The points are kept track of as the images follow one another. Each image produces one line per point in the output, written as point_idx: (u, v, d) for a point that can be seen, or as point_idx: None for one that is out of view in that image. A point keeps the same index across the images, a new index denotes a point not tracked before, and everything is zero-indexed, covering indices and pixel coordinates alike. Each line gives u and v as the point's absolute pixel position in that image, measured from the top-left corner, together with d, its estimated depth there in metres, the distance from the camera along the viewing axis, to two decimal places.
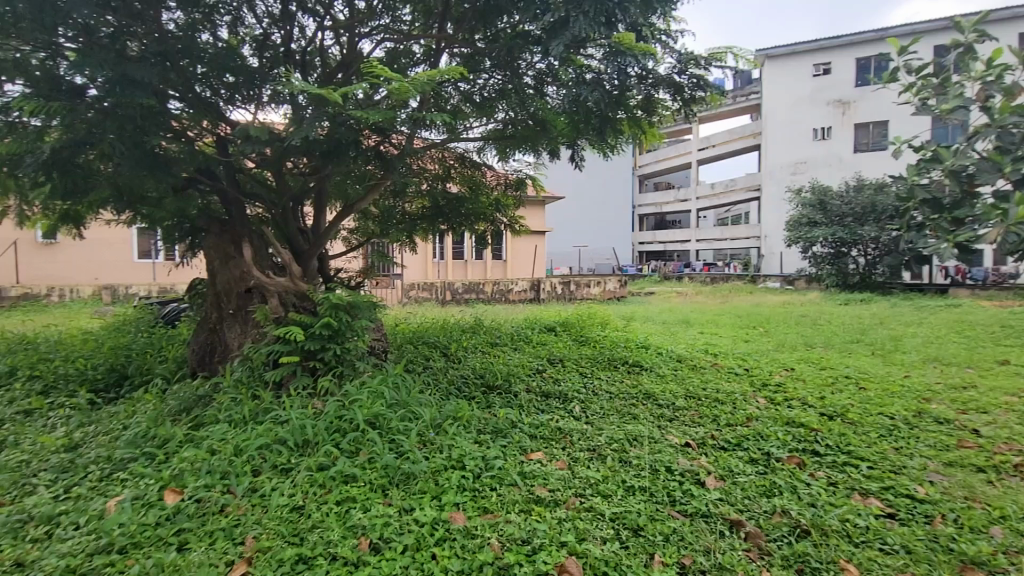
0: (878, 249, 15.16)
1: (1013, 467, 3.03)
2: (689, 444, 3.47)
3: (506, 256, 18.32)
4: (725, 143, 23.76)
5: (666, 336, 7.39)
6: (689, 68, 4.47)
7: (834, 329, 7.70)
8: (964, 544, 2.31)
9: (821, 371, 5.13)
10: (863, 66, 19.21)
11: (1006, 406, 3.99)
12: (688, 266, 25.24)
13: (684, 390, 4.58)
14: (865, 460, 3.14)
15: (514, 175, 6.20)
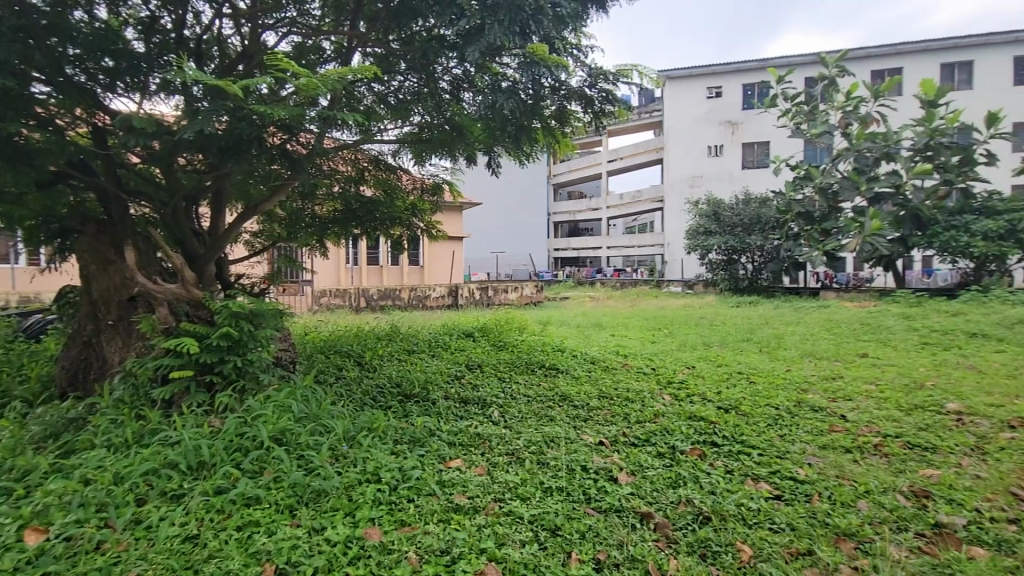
0: (763, 256, 16.81)
1: (873, 446, 3.47)
2: (602, 443, 3.61)
3: (423, 262, 18.06)
4: (631, 156, 25.17)
5: (580, 339, 7.67)
6: (598, 82, 4.68)
7: (728, 330, 8.42)
8: (838, 519, 2.60)
9: (718, 368, 5.58)
10: (748, 91, 21.30)
11: (865, 393, 4.59)
12: (600, 272, 26.38)
13: (597, 390, 4.77)
14: (755, 448, 3.45)
15: (431, 179, 6.14)
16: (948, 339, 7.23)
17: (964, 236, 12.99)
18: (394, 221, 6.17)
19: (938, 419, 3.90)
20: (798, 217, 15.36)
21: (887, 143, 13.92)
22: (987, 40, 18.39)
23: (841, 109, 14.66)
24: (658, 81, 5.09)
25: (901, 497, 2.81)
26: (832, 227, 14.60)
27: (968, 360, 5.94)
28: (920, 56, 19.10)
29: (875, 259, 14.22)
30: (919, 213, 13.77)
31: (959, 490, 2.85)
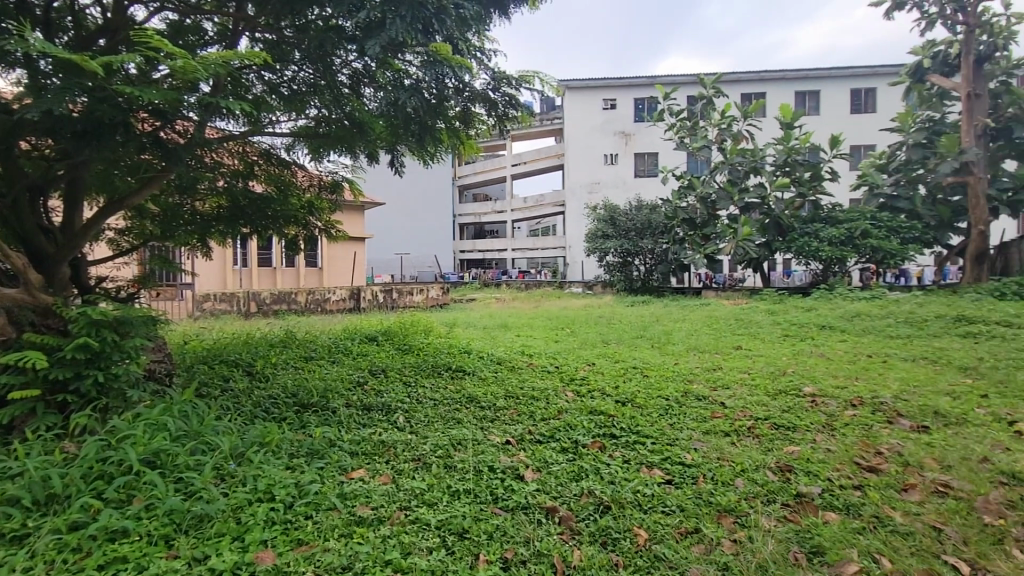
0: (654, 258, 18.06)
1: (748, 429, 3.86)
2: (508, 442, 3.66)
3: (322, 263, 17.14)
4: (534, 160, 25.85)
5: (486, 341, 7.71)
6: (502, 86, 4.75)
7: (624, 328, 8.94)
8: (720, 497, 2.87)
9: (616, 364, 5.89)
10: (639, 105, 22.93)
11: (740, 381, 5.12)
12: (505, 273, 26.78)
13: (504, 390, 4.83)
14: (649, 437, 3.69)
15: (329, 176, 5.85)
16: (804, 331, 8.28)
17: (815, 241, 14.99)
18: (289, 219, 5.77)
19: (797, 401, 4.46)
20: (683, 223, 16.78)
21: (754, 159, 15.69)
22: (831, 73, 21.39)
23: (717, 126, 16.28)
24: (557, 90, 5.29)
25: (770, 472, 3.17)
26: (711, 232, 16.16)
27: (820, 349, 6.86)
28: (780, 83, 21.72)
29: (746, 262, 15.91)
30: (780, 221, 15.66)
31: (815, 462, 3.27)
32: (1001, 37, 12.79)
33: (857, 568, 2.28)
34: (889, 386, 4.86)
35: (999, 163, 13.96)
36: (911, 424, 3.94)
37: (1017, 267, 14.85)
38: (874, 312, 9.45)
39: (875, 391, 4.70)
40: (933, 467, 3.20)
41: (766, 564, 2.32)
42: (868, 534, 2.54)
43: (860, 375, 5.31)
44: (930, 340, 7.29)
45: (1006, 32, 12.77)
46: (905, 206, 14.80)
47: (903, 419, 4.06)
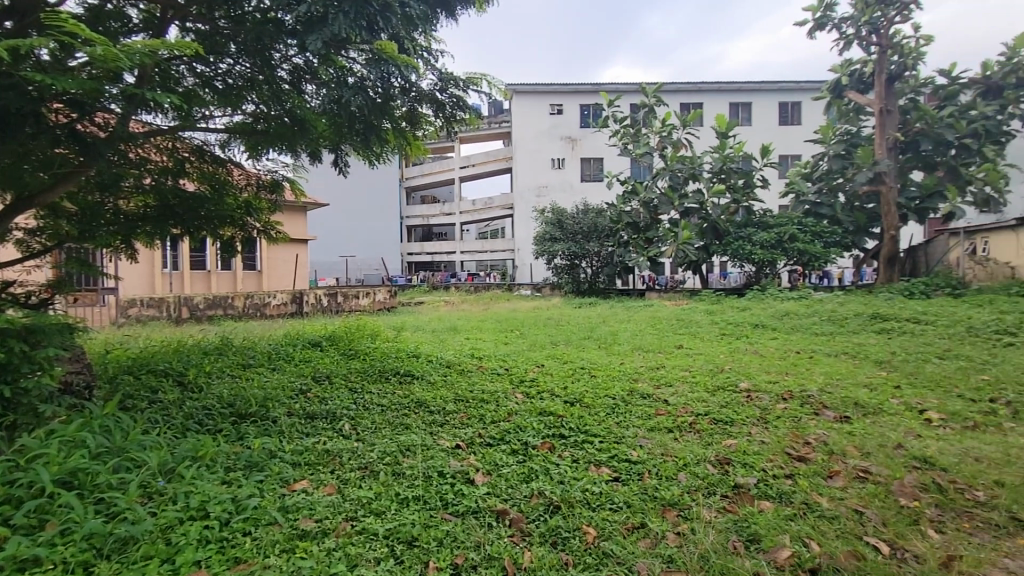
0: (600, 261, 18.46)
1: (690, 425, 4.02)
2: (458, 446, 3.63)
3: (261, 266, 16.39)
4: (482, 163, 25.86)
5: (435, 344, 7.62)
6: (449, 87, 4.74)
7: (572, 329, 9.10)
8: (665, 491, 2.97)
9: (565, 365, 5.98)
10: (585, 111, 23.51)
11: (682, 378, 5.33)
12: (454, 276, 26.60)
13: (453, 393, 4.79)
14: (597, 436, 3.76)
15: (268, 175, 5.60)
16: (740, 330, 8.73)
17: (748, 245, 15.96)
18: (226, 220, 5.47)
19: (734, 396, 4.69)
20: (627, 226, 17.32)
21: (693, 166, 16.43)
22: (762, 87, 22.74)
23: (658, 134, 16.92)
24: (506, 94, 5.35)
25: (710, 465, 3.31)
26: (654, 236, 16.77)
27: (754, 346, 7.26)
28: (716, 94, 22.86)
29: (686, 264, 16.58)
30: (717, 225, 16.43)
31: (751, 454, 3.44)
32: (908, 58, 14.06)
33: (789, 552, 2.42)
34: (814, 379, 5.21)
35: (907, 174, 15.31)
36: (833, 414, 4.25)
37: (922, 269, 16.35)
38: (802, 311, 10.11)
39: (803, 384, 5.02)
40: (854, 454, 3.45)
41: (707, 554, 2.42)
42: (799, 519, 2.71)
43: (790, 370, 5.66)
44: (849, 336, 7.88)
45: (912, 54, 14.05)
46: (827, 212, 15.93)
47: (827, 410, 4.36)
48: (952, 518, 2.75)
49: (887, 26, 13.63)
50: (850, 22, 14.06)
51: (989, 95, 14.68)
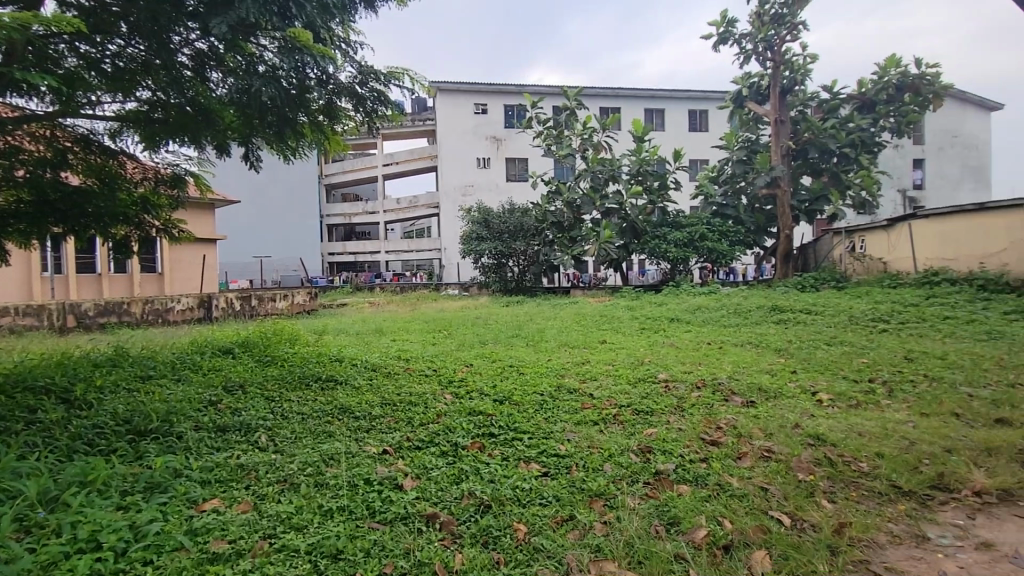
0: (526, 260, 18.68)
1: (614, 417, 4.18)
2: (385, 451, 3.52)
3: (162, 268, 14.99)
4: (406, 161, 25.31)
5: (359, 347, 7.37)
6: (369, 81, 4.60)
7: (500, 327, 9.16)
8: (592, 483, 3.05)
9: (493, 364, 5.99)
10: (509, 111, 23.74)
11: (606, 372, 5.53)
12: (378, 277, 25.85)
13: (380, 397, 4.65)
14: (526, 433, 3.81)
15: (168, 169, 5.13)
16: (658, 324, 9.21)
17: (664, 244, 16.93)
18: (119, 219, 4.93)
19: (654, 387, 4.94)
20: (552, 226, 17.74)
21: (613, 167, 17.13)
22: (674, 94, 24.12)
23: (580, 136, 17.44)
24: (430, 92, 5.29)
25: (633, 454, 3.46)
26: (577, 235, 17.30)
27: (670, 339, 7.69)
28: (633, 99, 23.95)
29: (608, 262, 17.23)
30: (635, 225, 17.19)
31: (670, 441, 3.64)
32: (798, 74, 15.51)
33: (705, 531, 2.58)
34: (724, 368, 5.61)
35: (799, 179, 16.90)
36: (741, 400, 4.59)
37: (812, 265, 18.12)
38: (712, 305, 10.85)
39: (714, 373, 5.38)
40: (759, 436, 3.75)
41: (632, 540, 2.52)
42: (714, 500, 2.89)
43: (703, 360, 6.05)
44: (754, 327, 8.57)
45: (802, 70, 15.52)
46: (732, 213, 17.19)
47: (736, 396, 4.70)
48: (842, 488, 3.07)
49: (780, 44, 14.95)
50: (749, 38, 15.28)
51: (864, 110, 16.54)
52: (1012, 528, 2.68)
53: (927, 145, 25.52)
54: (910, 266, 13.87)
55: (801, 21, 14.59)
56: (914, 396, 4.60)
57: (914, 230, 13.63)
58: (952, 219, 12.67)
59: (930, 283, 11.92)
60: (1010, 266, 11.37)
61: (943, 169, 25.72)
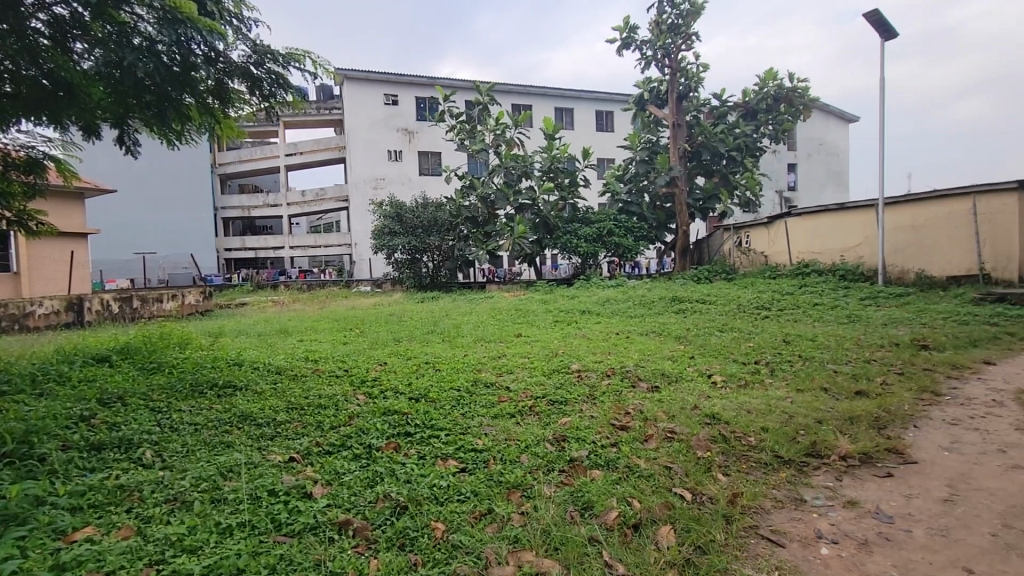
0: (441, 255, 18.45)
1: (529, 408, 4.26)
2: (292, 459, 3.32)
3: (18, 267, 12.99)
4: (311, 151, 23.92)
5: (262, 349, 6.87)
6: (265, 61, 4.36)
7: (415, 324, 8.97)
8: (510, 475, 3.09)
9: (409, 361, 5.86)
10: (421, 104, 23.29)
11: (522, 365, 5.62)
12: (282, 274, 24.27)
13: (286, 401, 4.37)
14: (442, 430, 3.76)
15: (21, 151, 4.41)
16: (571, 317, 9.52)
17: (575, 239, 17.54)
18: None
19: (568, 377, 5.12)
20: (466, 221, 17.66)
21: (525, 164, 17.40)
22: (581, 95, 24.97)
23: (493, 132, 17.52)
24: (334, 79, 5.13)
25: (549, 444, 3.55)
26: (491, 230, 17.41)
27: (582, 330, 7.98)
28: (543, 98, 24.50)
29: (521, 257, 17.51)
30: (547, 220, 17.64)
31: (582, 429, 3.77)
32: (692, 81, 16.72)
33: (617, 512, 2.71)
34: (632, 356, 5.93)
35: (694, 179, 18.24)
36: (647, 385, 4.88)
37: (706, 258, 19.69)
38: (619, 297, 11.41)
39: (623, 362, 5.67)
40: (663, 418, 4.01)
41: (549, 528, 2.58)
42: (624, 482, 3.05)
43: (612, 350, 6.35)
44: (657, 317, 9.15)
45: (696, 78, 16.73)
46: (636, 210, 18.16)
47: (642, 381, 5.00)
48: (734, 461, 3.37)
49: (676, 52, 16.00)
50: (649, 45, 16.19)
51: (748, 117, 18.16)
52: (871, 486, 3.10)
53: (799, 151, 28.67)
54: (786, 259, 15.51)
55: (694, 32, 15.71)
56: (791, 374, 5.18)
57: (790, 227, 15.27)
58: (819, 217, 14.34)
59: (803, 273, 13.41)
60: (864, 258, 13.08)
61: (812, 173, 29.04)
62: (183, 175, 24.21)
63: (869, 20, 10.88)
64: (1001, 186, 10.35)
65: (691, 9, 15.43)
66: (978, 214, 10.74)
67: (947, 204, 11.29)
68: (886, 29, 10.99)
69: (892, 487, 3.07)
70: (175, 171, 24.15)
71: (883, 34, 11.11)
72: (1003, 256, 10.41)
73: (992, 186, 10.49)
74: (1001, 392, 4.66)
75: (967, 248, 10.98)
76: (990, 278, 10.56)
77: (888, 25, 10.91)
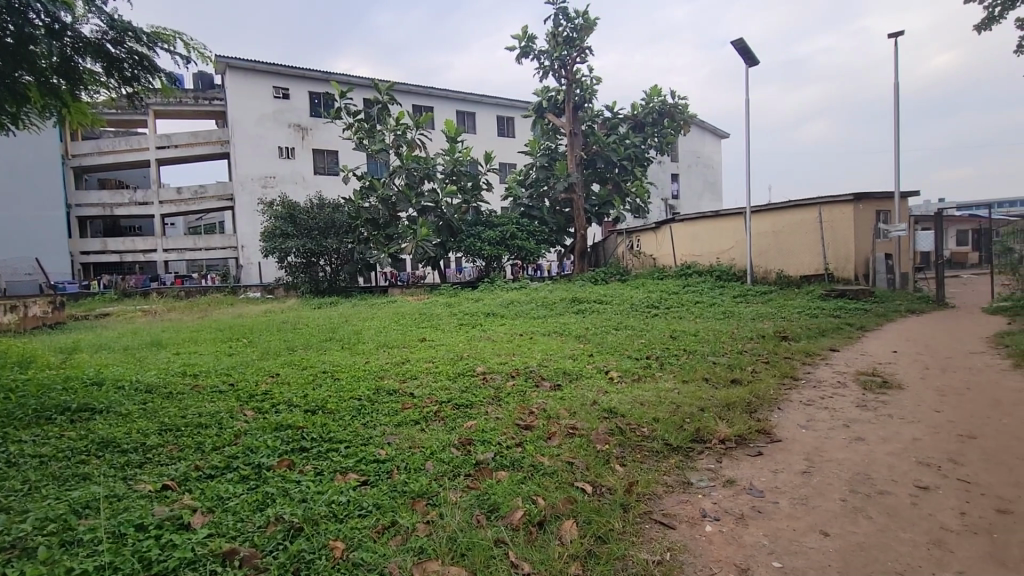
0: (339, 258, 17.62)
1: (435, 414, 4.19)
2: (167, 487, 2.96)
3: None
4: (187, 145, 21.63)
5: (128, 365, 6.08)
6: (125, 40, 4.06)
7: (311, 332, 8.44)
8: (415, 484, 3.00)
9: (304, 371, 5.51)
10: (315, 99, 22.01)
11: (426, 370, 5.52)
12: (155, 280, 21.69)
13: (158, 423, 3.89)
14: (342, 442, 3.57)
15: None
16: (476, 320, 9.53)
17: (478, 242, 17.66)
18: None
19: (473, 380, 5.11)
20: (366, 223, 17.05)
21: (427, 166, 17.16)
22: (482, 99, 25.16)
23: (393, 132, 17.04)
24: (213, 66, 4.85)
25: (454, 449, 3.51)
26: (393, 232, 16.97)
27: (486, 333, 8.03)
28: (444, 100, 24.34)
29: (425, 260, 17.24)
30: (450, 223, 17.58)
31: (487, 431, 3.79)
32: (587, 92, 17.58)
33: (522, 512, 2.74)
34: (535, 356, 6.08)
35: (589, 186, 19.08)
36: (550, 384, 5.02)
37: (602, 260, 20.77)
38: (522, 299, 11.63)
39: (526, 362, 5.78)
40: (565, 415, 4.15)
41: (455, 534, 2.54)
42: (529, 481, 3.10)
43: (516, 351, 6.45)
44: (558, 318, 9.49)
45: (589, 90, 17.63)
46: (537, 214, 18.68)
47: (545, 381, 5.14)
48: (630, 452, 3.58)
49: (572, 64, 16.72)
50: (546, 55, 16.74)
51: (636, 129, 19.27)
52: (745, 465, 3.45)
53: (681, 162, 31.30)
54: (672, 260, 16.81)
55: (587, 47, 16.53)
56: (678, 367, 5.63)
57: (674, 231, 16.56)
58: (698, 223, 15.75)
59: (686, 274, 14.63)
60: (736, 261, 14.57)
61: (692, 183, 31.86)
62: (25, 166, 20.83)
63: (737, 47, 12.16)
64: (840, 198, 12.12)
65: (584, 24, 16.21)
66: (824, 221, 12.45)
67: (800, 213, 12.95)
68: (751, 56, 12.37)
69: (762, 464, 3.44)
70: (14, 161, 20.66)
71: (748, 61, 12.49)
72: (843, 257, 12.18)
73: (834, 199, 12.24)
74: (843, 374, 5.44)
75: (815, 251, 12.68)
76: (833, 277, 12.27)
77: (752, 53, 12.29)
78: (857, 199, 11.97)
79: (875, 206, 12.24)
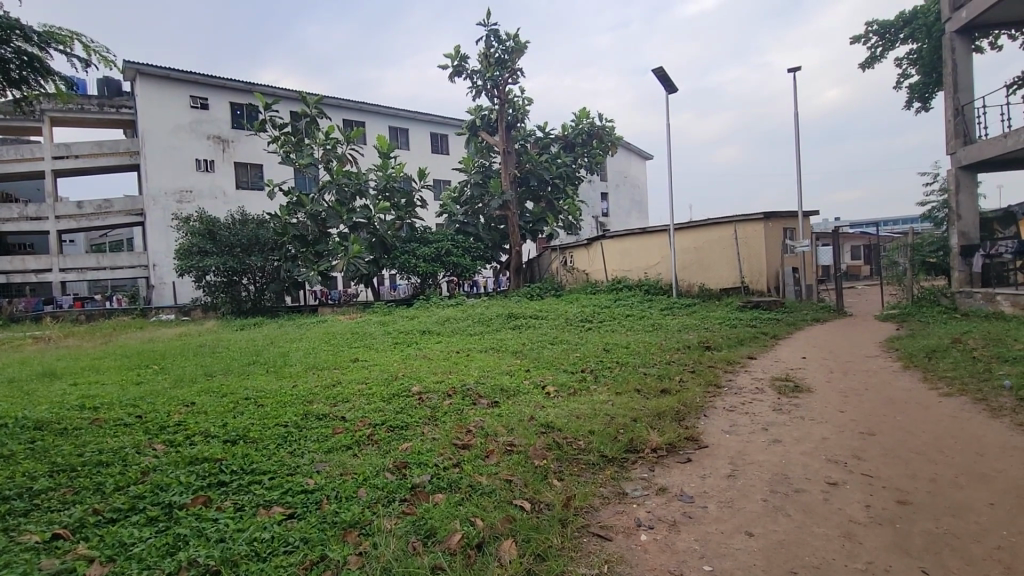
0: (263, 277, 16.75)
1: (368, 438, 4.02)
2: (58, 536, 2.62)
3: None
4: (89, 155, 19.83)
5: (14, 400, 5.34)
6: (10, 39, 3.76)
7: (232, 355, 7.86)
8: (346, 513, 2.85)
9: (224, 399, 5.11)
10: (236, 110, 20.91)
11: (358, 392, 5.30)
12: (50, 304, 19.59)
13: (48, 464, 3.45)
14: (266, 473, 3.34)
15: None
16: (411, 338, 9.31)
17: (413, 259, 17.40)
18: None
19: (408, 401, 4.95)
20: (294, 240, 16.37)
21: (359, 181, 16.74)
22: (415, 116, 25.03)
23: (322, 146, 16.52)
24: (119, 71, 4.54)
25: (389, 473, 3.38)
26: (323, 250, 16.32)
27: (421, 351, 7.88)
28: (375, 115, 23.99)
29: (358, 277, 16.64)
30: (384, 240, 17.16)
31: (424, 453, 3.69)
32: (519, 113, 18.08)
33: (460, 535, 2.68)
34: (472, 373, 6.02)
35: (523, 203, 19.36)
36: (487, 402, 4.98)
37: (537, 277, 21.03)
38: (458, 316, 11.51)
39: (463, 380, 5.71)
40: (502, 432, 4.12)
41: (389, 565, 2.43)
42: (466, 502, 3.04)
43: (452, 368, 6.35)
44: (494, 334, 9.46)
45: (521, 110, 18.06)
46: (473, 231, 18.66)
47: (482, 398, 5.08)
48: (567, 466, 3.61)
49: (504, 84, 17.05)
50: (478, 75, 16.96)
51: (567, 149, 19.76)
52: (676, 472, 3.58)
53: (609, 181, 32.60)
54: (603, 276, 17.34)
55: (518, 68, 16.95)
56: (611, 379, 5.78)
57: (604, 247, 17.11)
58: (628, 240, 16.35)
59: (617, 289, 15.16)
60: (663, 275, 15.30)
61: (620, 201, 33.26)
62: None
63: (658, 75, 12.95)
64: (752, 216, 13.11)
65: (515, 46, 16.62)
66: (739, 238, 13.40)
67: (717, 230, 13.82)
68: (670, 83, 13.20)
69: (690, 470, 3.59)
70: None
71: (668, 88, 13.31)
72: (756, 272, 13.16)
73: (747, 217, 13.19)
74: (760, 380, 5.82)
75: (732, 265, 13.60)
76: (749, 289, 13.24)
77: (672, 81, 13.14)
78: (767, 217, 13.01)
79: (782, 224, 13.35)
